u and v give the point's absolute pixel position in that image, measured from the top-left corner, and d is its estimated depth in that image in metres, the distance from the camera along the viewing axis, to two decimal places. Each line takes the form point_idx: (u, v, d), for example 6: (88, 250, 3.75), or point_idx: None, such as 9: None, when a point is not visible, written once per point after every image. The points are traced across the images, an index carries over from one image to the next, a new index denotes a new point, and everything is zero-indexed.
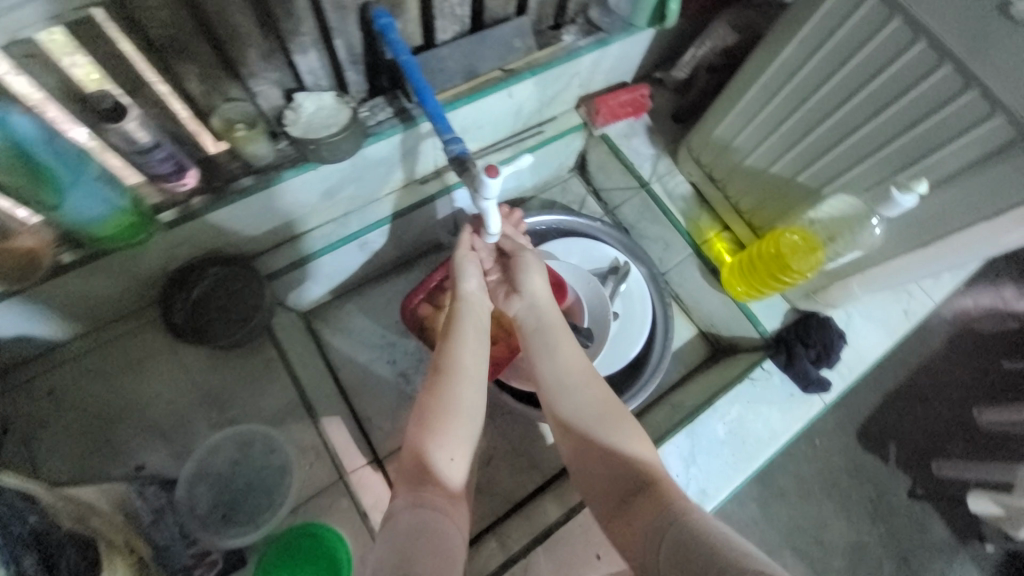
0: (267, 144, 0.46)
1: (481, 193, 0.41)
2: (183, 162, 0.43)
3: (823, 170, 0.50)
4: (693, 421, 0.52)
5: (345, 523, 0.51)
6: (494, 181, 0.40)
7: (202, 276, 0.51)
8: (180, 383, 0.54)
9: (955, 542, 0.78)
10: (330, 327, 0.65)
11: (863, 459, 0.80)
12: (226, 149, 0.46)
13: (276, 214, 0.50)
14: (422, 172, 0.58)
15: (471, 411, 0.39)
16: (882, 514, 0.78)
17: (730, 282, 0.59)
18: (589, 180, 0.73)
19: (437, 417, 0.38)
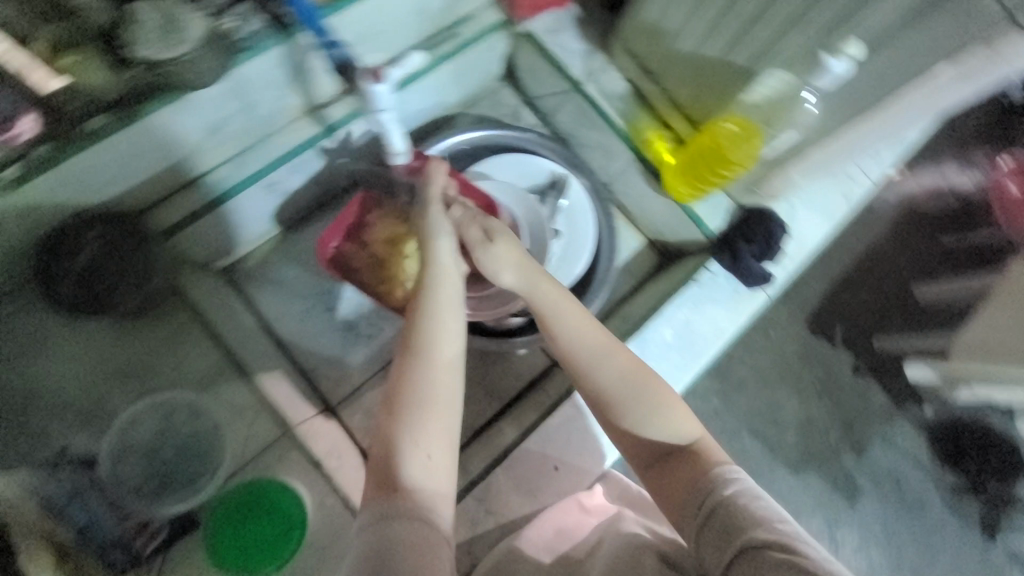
0: (103, 69, 0.63)
1: (376, 103, 0.75)
2: (19, 105, 0.60)
3: (755, 55, 0.78)
4: (645, 335, 0.92)
5: (294, 477, 0.74)
6: (382, 88, 0.74)
7: (87, 239, 0.72)
8: (86, 361, 0.76)
9: (892, 403, 1.46)
10: (255, 283, 0.97)
11: (816, 346, 1.49)
12: (65, 86, 0.62)
13: (167, 143, 0.73)
14: (319, 98, 0.85)
15: (445, 407, 0.61)
16: (825, 390, 1.46)
17: (671, 182, 0.96)
18: (517, 92, 1.13)
19: (409, 412, 0.60)
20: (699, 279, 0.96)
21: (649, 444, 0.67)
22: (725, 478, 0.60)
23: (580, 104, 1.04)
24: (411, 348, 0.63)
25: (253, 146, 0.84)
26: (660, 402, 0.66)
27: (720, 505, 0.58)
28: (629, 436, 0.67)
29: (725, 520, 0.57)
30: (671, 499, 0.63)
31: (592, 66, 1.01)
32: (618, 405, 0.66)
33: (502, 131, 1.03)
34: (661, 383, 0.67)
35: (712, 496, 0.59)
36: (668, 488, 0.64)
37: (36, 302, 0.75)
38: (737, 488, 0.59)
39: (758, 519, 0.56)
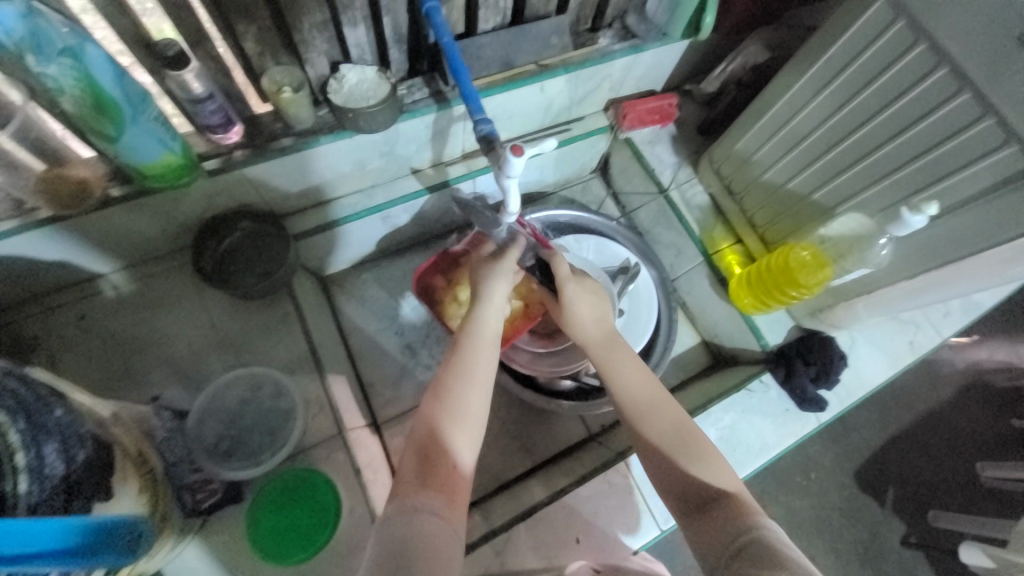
0: (305, 105, 0.79)
1: (506, 171, 0.70)
2: (229, 117, 0.76)
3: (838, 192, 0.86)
4: None
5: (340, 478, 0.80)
6: (517, 158, 0.68)
7: (237, 227, 0.88)
8: (195, 326, 0.88)
9: None
10: (345, 296, 1.09)
11: (852, 507, 1.61)
12: (267, 109, 0.82)
13: (324, 169, 0.90)
14: (450, 157, 1.04)
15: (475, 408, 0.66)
16: (865, 557, 1.57)
17: (739, 293, 1.03)
18: (609, 184, 1.28)
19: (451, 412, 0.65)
20: (751, 387, 0.98)
21: (691, 490, 0.65)
22: (758, 524, 0.57)
23: (662, 205, 1.16)
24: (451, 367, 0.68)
25: (385, 183, 1.01)
26: (705, 455, 0.67)
27: (747, 546, 0.55)
28: (674, 481, 0.67)
29: (739, 556, 0.54)
30: (708, 549, 0.58)
31: (679, 176, 1.15)
32: (667, 450, 0.68)
33: (589, 214, 1.15)
34: (707, 440, 0.70)
35: (737, 536, 0.56)
36: (703, 534, 0.60)
37: (185, 268, 0.89)
38: (767, 535, 0.55)
39: (782, 560, 0.52)
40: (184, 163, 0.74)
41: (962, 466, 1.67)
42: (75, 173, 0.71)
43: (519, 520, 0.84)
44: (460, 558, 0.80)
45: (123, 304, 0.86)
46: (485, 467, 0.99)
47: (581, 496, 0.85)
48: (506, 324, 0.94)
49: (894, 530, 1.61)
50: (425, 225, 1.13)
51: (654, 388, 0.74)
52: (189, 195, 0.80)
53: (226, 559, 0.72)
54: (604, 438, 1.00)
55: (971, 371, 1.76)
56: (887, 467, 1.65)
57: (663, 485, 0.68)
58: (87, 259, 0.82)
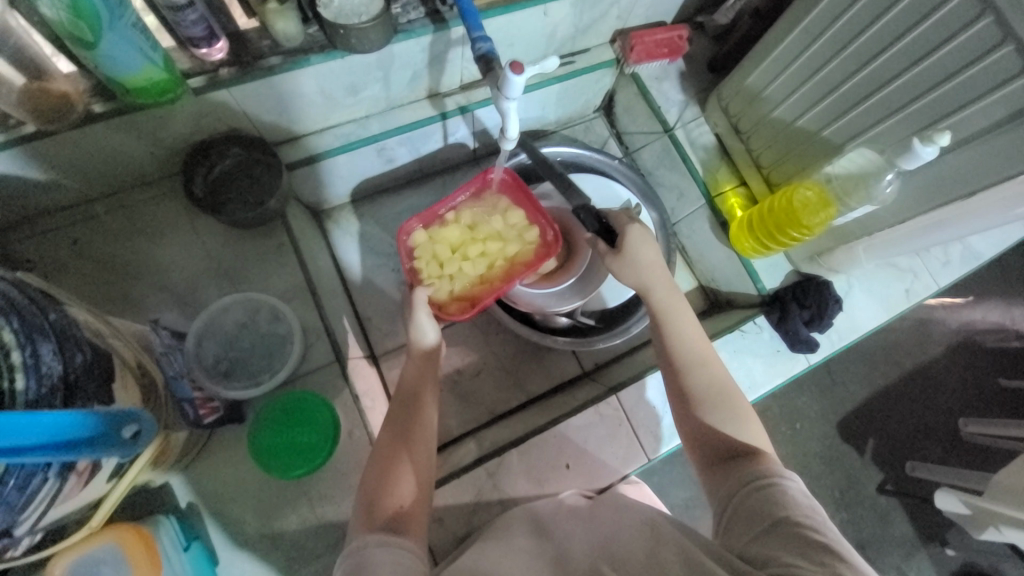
0: (292, 22, 0.75)
1: (506, 91, 0.67)
2: (213, 32, 0.72)
3: (850, 125, 0.83)
4: None
5: (338, 403, 0.82)
6: (516, 76, 0.64)
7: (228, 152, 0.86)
8: (189, 253, 0.87)
9: (912, 526, 1.66)
10: (341, 233, 1.08)
11: (833, 457, 1.68)
12: (254, 26, 0.77)
13: (318, 96, 0.87)
14: (447, 87, 1.00)
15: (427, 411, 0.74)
16: (842, 501, 1.66)
17: (740, 238, 1.02)
18: (613, 124, 1.24)
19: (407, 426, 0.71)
20: (744, 328, 0.99)
21: (718, 441, 0.67)
22: (777, 474, 0.59)
23: (666, 145, 1.12)
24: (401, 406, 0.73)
25: (381, 113, 0.98)
26: (747, 419, 0.69)
27: (763, 490, 0.58)
28: (701, 430, 0.69)
29: (748, 505, 0.58)
30: (720, 493, 0.62)
31: (685, 116, 1.11)
32: (705, 406, 0.70)
33: (590, 152, 1.12)
34: (744, 401, 0.71)
35: (752, 481, 0.59)
36: (721, 479, 0.63)
37: (175, 195, 0.88)
38: (788, 485, 0.58)
39: (795, 505, 0.55)
40: (167, 78, 0.71)
41: (945, 421, 1.72)
42: (54, 87, 0.69)
43: (511, 446, 0.87)
44: (454, 480, 0.84)
45: (116, 228, 0.85)
46: (480, 400, 1.01)
47: (572, 426, 0.88)
48: (489, 285, 0.91)
49: (873, 478, 1.68)
50: (422, 160, 1.10)
51: (707, 347, 0.75)
52: (176, 116, 0.77)
53: (230, 474, 0.75)
54: (598, 375, 1.03)
55: (963, 331, 1.78)
56: (872, 419, 1.70)
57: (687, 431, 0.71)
58: (75, 180, 0.80)
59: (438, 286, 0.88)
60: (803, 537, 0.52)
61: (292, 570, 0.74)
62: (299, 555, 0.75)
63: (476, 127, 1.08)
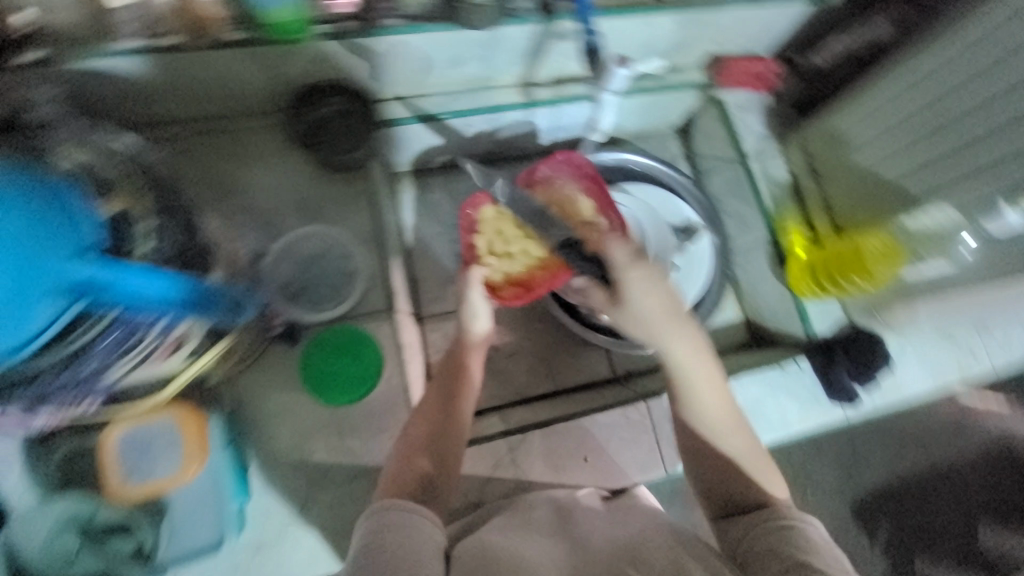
0: None
1: None
2: None
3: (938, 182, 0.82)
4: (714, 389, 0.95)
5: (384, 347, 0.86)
6: None
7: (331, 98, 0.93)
8: (277, 183, 0.93)
9: None
10: (411, 196, 1.13)
11: (845, 533, 1.61)
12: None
13: (422, 62, 0.92)
14: (540, 79, 1.04)
15: (466, 399, 0.77)
16: None
17: (796, 280, 1.01)
18: (687, 145, 1.26)
19: (435, 411, 0.74)
20: (786, 366, 0.98)
21: (737, 497, 0.67)
22: (795, 519, 0.61)
23: (739, 173, 1.13)
24: (446, 392, 0.77)
25: (474, 91, 1.03)
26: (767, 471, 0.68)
27: (783, 536, 0.59)
28: (718, 488, 0.68)
29: (761, 543, 0.60)
30: (736, 540, 0.63)
31: (763, 148, 1.12)
32: (723, 470, 0.69)
33: (662, 166, 1.14)
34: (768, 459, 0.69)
35: (769, 524, 0.61)
36: (739, 536, 0.63)
37: (277, 129, 0.94)
38: (806, 529, 0.60)
39: (810, 545, 0.58)
40: (299, 20, 0.78)
41: (971, 524, 1.62)
42: (206, 10, 0.76)
43: (535, 428, 0.89)
44: (475, 447, 0.86)
45: (218, 147, 0.92)
46: (509, 380, 1.03)
47: (597, 422, 0.89)
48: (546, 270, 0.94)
49: (882, 565, 1.60)
50: (499, 143, 1.15)
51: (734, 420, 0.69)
52: (296, 55, 0.84)
53: (275, 389, 0.80)
54: (629, 381, 1.03)
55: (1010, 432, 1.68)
56: (892, 505, 1.62)
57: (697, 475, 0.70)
58: (195, 96, 0.87)
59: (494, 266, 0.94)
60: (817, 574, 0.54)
61: (312, 492, 0.78)
62: (321, 480, 0.79)
63: (558, 122, 1.11)
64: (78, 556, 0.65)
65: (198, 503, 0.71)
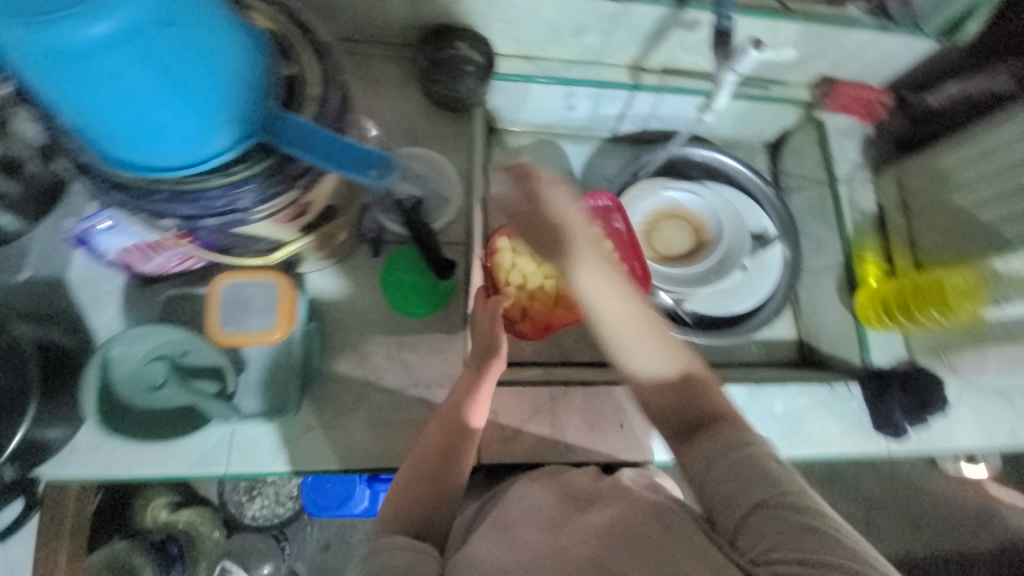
0: None
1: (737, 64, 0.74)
2: None
3: None
4: (759, 392, 0.95)
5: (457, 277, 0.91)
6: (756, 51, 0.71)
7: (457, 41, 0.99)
8: (390, 109, 1.00)
9: None
10: (499, 155, 1.19)
11: None
12: None
13: (548, 25, 0.98)
14: (650, 65, 1.08)
15: (472, 427, 0.77)
16: None
17: (863, 307, 1.02)
18: (774, 162, 1.27)
19: (434, 444, 0.75)
20: (835, 387, 0.97)
21: (724, 471, 0.65)
22: (785, 485, 0.61)
23: (823, 196, 1.13)
24: (451, 422, 0.77)
25: (587, 64, 1.08)
26: (697, 384, 0.73)
27: (775, 508, 0.59)
28: (704, 453, 0.67)
29: (731, 472, 0.64)
30: (729, 512, 0.62)
31: (854, 176, 1.12)
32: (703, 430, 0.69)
33: (749, 174, 1.15)
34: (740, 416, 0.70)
35: (762, 497, 0.61)
36: (732, 510, 0.62)
37: (401, 60, 1.01)
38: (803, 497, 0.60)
39: (810, 518, 0.58)
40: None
41: None
42: None
43: (578, 385, 0.92)
44: (519, 389, 0.90)
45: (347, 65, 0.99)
46: (557, 343, 1.07)
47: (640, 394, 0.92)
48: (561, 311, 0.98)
49: None
50: (593, 122, 1.19)
51: (647, 343, 0.72)
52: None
53: (354, 289, 0.86)
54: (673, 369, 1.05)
55: None
56: None
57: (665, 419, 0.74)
58: (340, 14, 0.94)
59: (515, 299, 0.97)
60: (818, 548, 0.55)
61: (365, 392, 0.83)
62: (375, 382, 0.84)
63: (655, 111, 1.15)
64: (165, 387, 0.71)
65: (270, 368, 0.79)
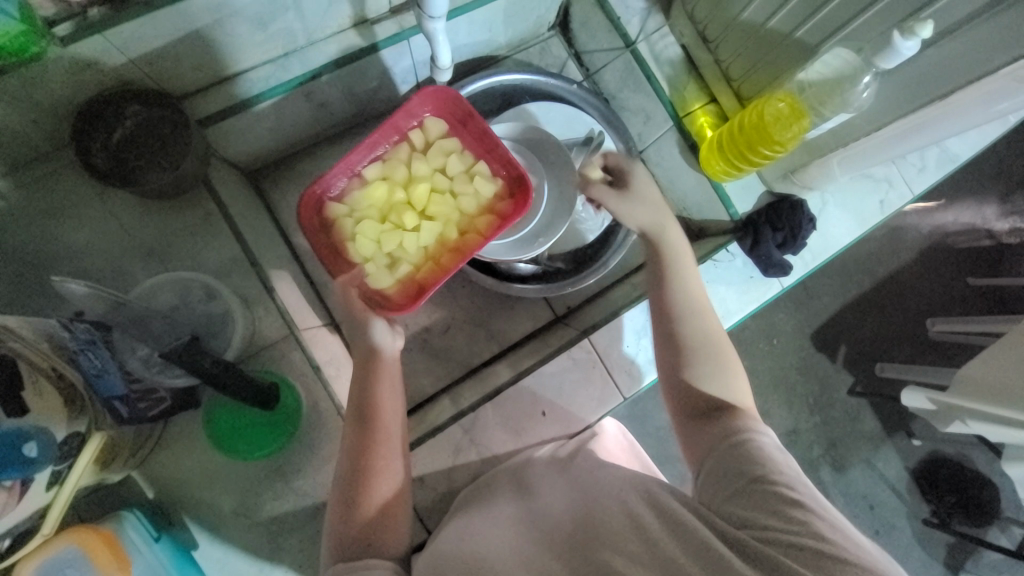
0: None
1: (432, 10, 0.57)
2: None
3: (827, 23, 0.75)
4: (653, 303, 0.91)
5: (299, 376, 0.79)
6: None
7: (123, 111, 0.74)
8: (104, 233, 0.77)
9: (884, 428, 1.76)
10: (281, 192, 0.99)
11: (807, 366, 1.75)
12: None
13: (220, 38, 0.74)
14: (375, 17, 0.86)
15: (390, 410, 0.68)
16: (816, 406, 1.74)
17: (711, 164, 0.96)
18: (570, 44, 1.11)
19: (360, 441, 0.65)
20: (717, 257, 0.94)
21: (698, 398, 0.65)
22: (749, 429, 0.58)
23: (628, 63, 1.01)
24: (364, 415, 0.67)
25: (302, 50, 0.85)
26: (719, 356, 0.67)
27: (740, 444, 0.57)
28: (679, 384, 0.67)
29: (702, 404, 0.65)
30: (699, 447, 0.61)
31: (648, 26, 0.99)
32: (690, 355, 0.67)
33: (547, 78, 1.01)
34: (733, 352, 0.69)
35: (728, 436, 0.58)
36: (701, 438, 0.62)
37: (75, 167, 0.76)
38: (759, 440, 0.57)
39: (760, 461, 0.54)
40: (24, 30, 0.61)
41: (913, 323, 1.78)
42: None
43: (485, 401, 0.85)
44: (429, 440, 0.83)
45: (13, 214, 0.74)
46: (451, 354, 0.99)
47: (545, 373, 0.86)
48: (433, 261, 0.79)
49: (843, 382, 1.76)
50: (359, 101, 0.98)
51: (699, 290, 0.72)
52: (50, 73, 0.66)
53: (194, 460, 0.73)
54: (570, 319, 1.00)
55: (934, 235, 1.79)
56: (843, 329, 1.76)
57: (670, 384, 0.68)
58: None
59: (376, 272, 0.78)
60: (767, 492, 0.51)
61: (276, 545, 0.74)
62: (280, 529, 0.75)
63: (413, 59, 0.95)
64: None
65: None
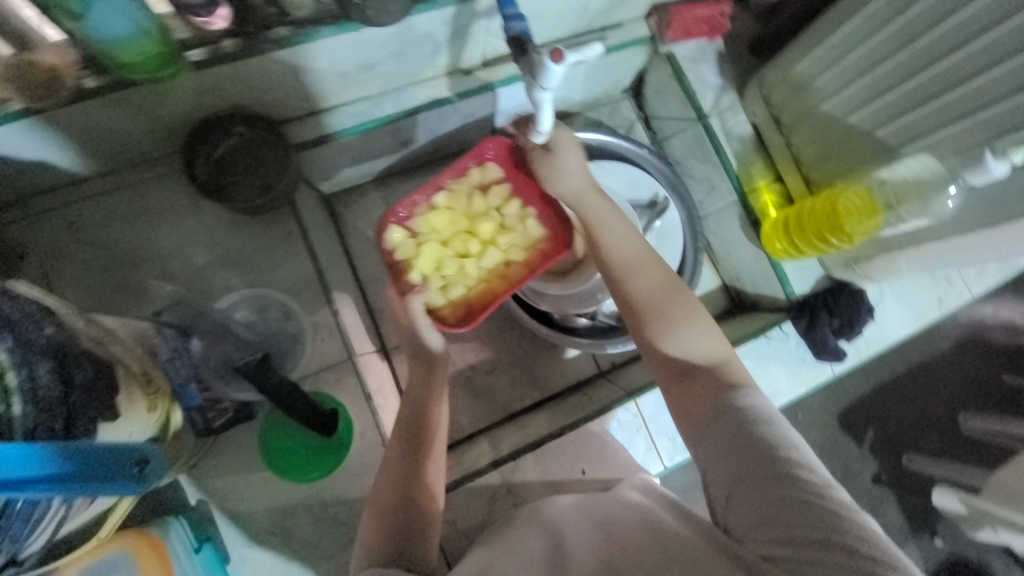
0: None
1: (547, 81, 0.60)
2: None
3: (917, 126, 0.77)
4: None
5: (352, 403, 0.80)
6: (557, 66, 0.58)
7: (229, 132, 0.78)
8: (191, 239, 0.81)
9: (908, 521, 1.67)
10: (349, 215, 1.03)
11: (833, 445, 1.68)
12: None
13: (328, 74, 0.79)
14: (467, 68, 0.91)
15: (440, 434, 0.67)
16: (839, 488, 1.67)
17: (773, 242, 0.96)
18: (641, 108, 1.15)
19: (410, 452, 0.64)
20: (770, 335, 0.94)
21: (673, 359, 0.64)
22: (739, 396, 0.58)
23: (699, 134, 1.03)
24: (414, 435, 0.66)
25: (394, 91, 0.89)
26: (688, 309, 0.66)
27: (747, 430, 0.55)
28: (659, 349, 0.65)
29: (688, 372, 0.63)
30: (690, 411, 0.60)
31: (722, 103, 1.01)
32: (648, 313, 0.66)
33: (619, 139, 1.04)
34: (688, 295, 0.67)
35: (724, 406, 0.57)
36: (688, 401, 0.61)
37: (174, 176, 0.80)
38: (769, 426, 0.55)
39: (782, 459, 0.53)
40: (161, 50, 0.65)
41: (946, 415, 1.71)
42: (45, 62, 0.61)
43: (526, 451, 0.85)
44: (466, 483, 0.82)
45: (112, 211, 0.78)
46: (492, 395, 0.99)
47: (589, 431, 0.86)
48: (485, 285, 0.83)
49: (869, 466, 1.68)
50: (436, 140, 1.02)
51: (632, 244, 0.70)
52: (176, 91, 0.70)
53: (239, 474, 0.74)
54: (614, 376, 1.00)
55: (975, 327, 1.75)
56: (875, 412, 1.70)
57: (654, 352, 0.66)
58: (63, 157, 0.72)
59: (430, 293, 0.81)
60: (797, 504, 0.50)
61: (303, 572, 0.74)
62: (310, 555, 0.74)
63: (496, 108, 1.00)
64: None
65: None
